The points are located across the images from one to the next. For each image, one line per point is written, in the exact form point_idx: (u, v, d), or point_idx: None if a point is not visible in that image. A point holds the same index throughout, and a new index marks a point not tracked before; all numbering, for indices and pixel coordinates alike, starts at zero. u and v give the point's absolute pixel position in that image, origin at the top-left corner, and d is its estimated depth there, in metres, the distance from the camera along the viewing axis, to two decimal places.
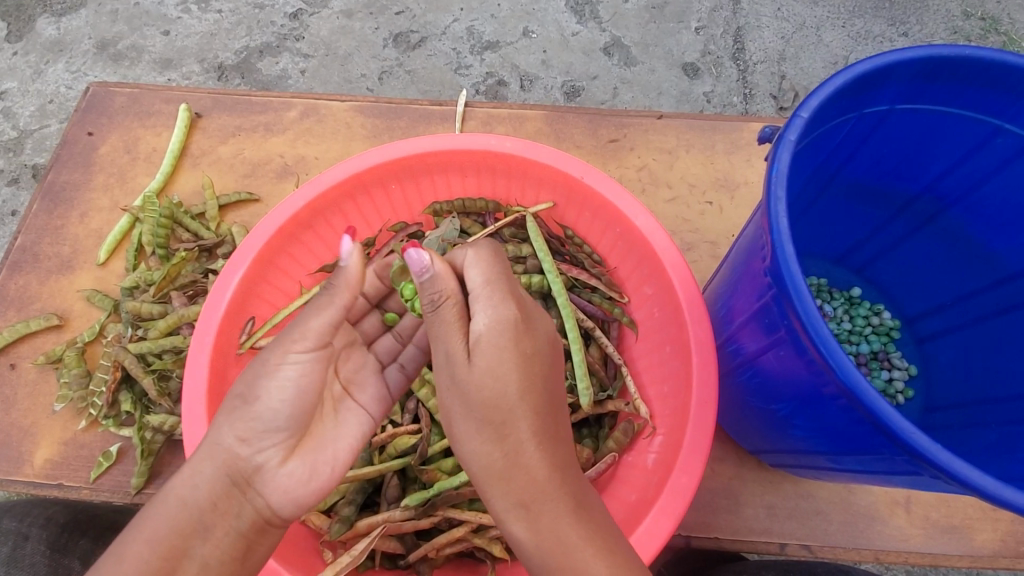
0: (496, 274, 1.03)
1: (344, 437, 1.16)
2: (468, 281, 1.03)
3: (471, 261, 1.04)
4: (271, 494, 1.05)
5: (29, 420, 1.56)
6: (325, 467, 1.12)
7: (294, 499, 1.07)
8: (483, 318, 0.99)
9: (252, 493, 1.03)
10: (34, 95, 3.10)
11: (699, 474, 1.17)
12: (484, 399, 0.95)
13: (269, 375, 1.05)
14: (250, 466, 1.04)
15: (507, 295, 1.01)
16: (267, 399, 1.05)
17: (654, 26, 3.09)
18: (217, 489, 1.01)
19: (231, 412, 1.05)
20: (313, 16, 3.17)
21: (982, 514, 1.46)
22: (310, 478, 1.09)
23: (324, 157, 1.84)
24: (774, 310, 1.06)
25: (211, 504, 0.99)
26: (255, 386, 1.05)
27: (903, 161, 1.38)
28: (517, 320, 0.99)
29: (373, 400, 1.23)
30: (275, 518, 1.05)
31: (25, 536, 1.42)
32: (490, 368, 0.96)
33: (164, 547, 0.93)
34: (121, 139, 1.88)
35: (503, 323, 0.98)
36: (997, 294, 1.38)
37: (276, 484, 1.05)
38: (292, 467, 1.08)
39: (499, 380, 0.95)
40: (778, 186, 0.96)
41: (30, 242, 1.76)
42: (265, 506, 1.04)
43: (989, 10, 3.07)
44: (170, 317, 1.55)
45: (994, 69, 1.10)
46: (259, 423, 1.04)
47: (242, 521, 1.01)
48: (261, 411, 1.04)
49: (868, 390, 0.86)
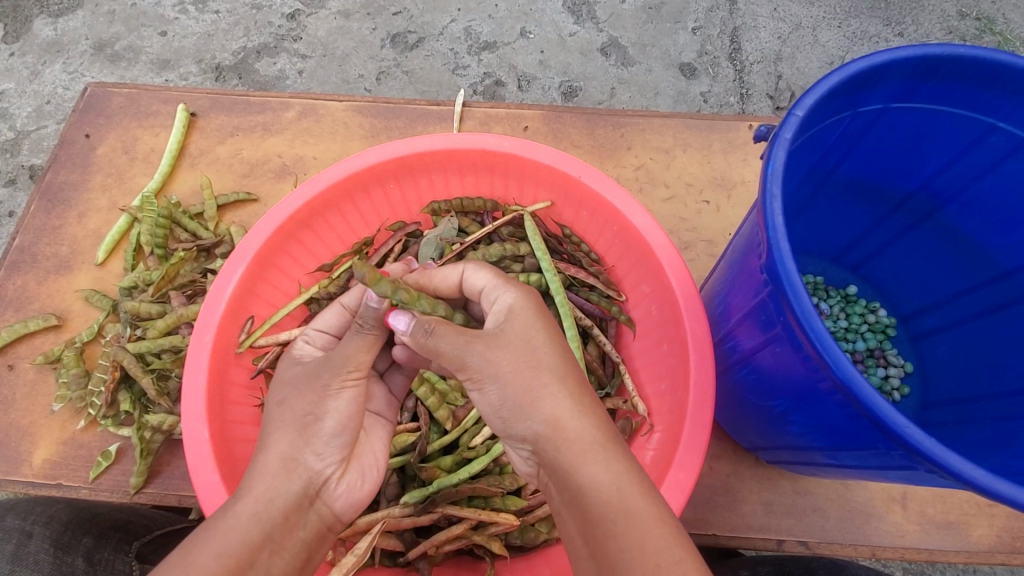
0: (498, 271, 1.14)
1: (377, 441, 1.21)
2: (477, 283, 1.13)
3: (471, 270, 1.13)
4: (334, 502, 1.08)
5: (27, 420, 1.56)
6: (371, 470, 1.16)
7: (352, 503, 1.11)
8: (506, 298, 1.07)
9: (320, 503, 1.05)
10: (30, 96, 3.10)
11: (697, 470, 1.18)
12: (531, 352, 1.00)
13: (332, 395, 1.05)
14: (320, 477, 1.05)
15: (517, 282, 1.12)
16: (331, 416, 1.05)
17: (651, 26, 3.11)
18: (290, 502, 1.00)
19: (301, 431, 1.03)
20: (311, 17, 3.17)
21: (977, 510, 1.47)
22: (363, 483, 1.13)
23: (322, 156, 1.85)
24: (771, 307, 1.07)
25: (283, 517, 0.99)
26: (320, 404, 1.04)
27: (898, 159, 1.39)
28: (535, 295, 1.10)
29: (384, 405, 1.28)
30: (335, 523, 1.08)
31: (29, 534, 1.38)
32: (528, 327, 1.02)
33: (234, 561, 0.91)
34: (119, 140, 1.88)
35: (527, 296, 1.07)
36: (992, 292, 1.39)
37: (338, 494, 1.09)
38: (350, 474, 1.11)
39: (539, 331, 1.02)
40: (773, 184, 0.96)
41: (28, 242, 1.76)
42: (329, 513, 1.07)
43: (984, 10, 3.09)
44: (169, 317, 1.55)
45: (988, 68, 1.11)
46: (326, 436, 1.05)
47: (308, 532, 1.02)
48: (329, 427, 1.05)
49: (863, 385, 0.87)
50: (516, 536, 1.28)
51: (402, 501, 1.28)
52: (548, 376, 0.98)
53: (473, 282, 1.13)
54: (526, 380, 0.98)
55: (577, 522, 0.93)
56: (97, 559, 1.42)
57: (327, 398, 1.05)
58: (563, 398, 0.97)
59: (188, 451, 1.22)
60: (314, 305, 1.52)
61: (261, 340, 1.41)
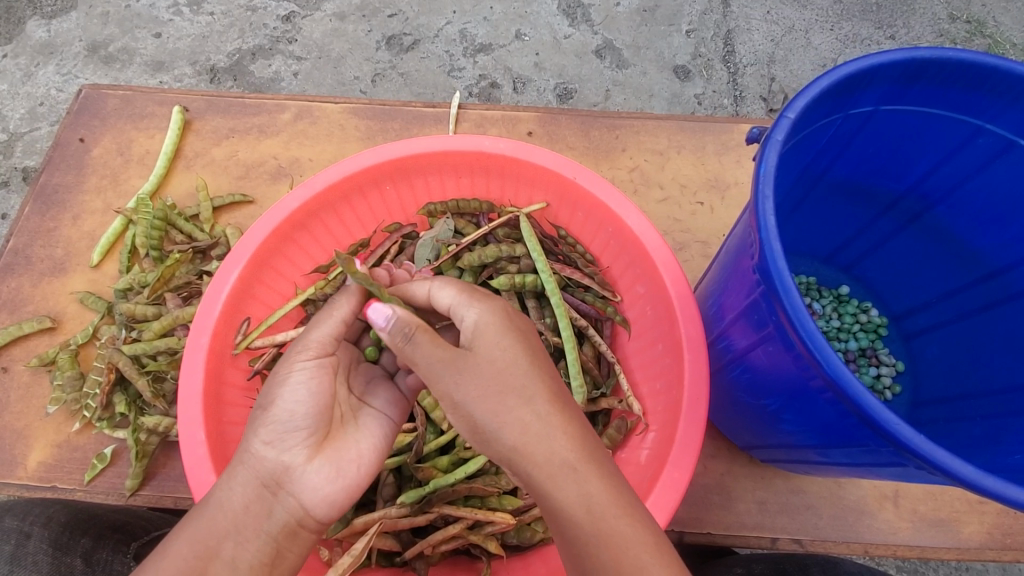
0: (465, 286, 1.12)
1: (366, 438, 1.13)
2: (442, 300, 1.11)
3: (438, 287, 1.13)
4: (303, 494, 1.04)
5: (22, 423, 1.56)
6: (351, 465, 1.09)
7: (325, 498, 1.05)
8: (469, 316, 1.06)
9: (283, 494, 1.03)
10: (24, 98, 3.09)
11: (691, 469, 1.19)
12: (501, 376, 0.98)
13: (282, 382, 1.07)
14: (277, 467, 1.03)
15: (485, 296, 1.10)
16: (282, 403, 1.05)
17: (645, 29, 3.12)
18: (247, 492, 1.02)
19: (255, 422, 1.05)
20: (306, 19, 3.18)
21: (968, 507, 1.48)
22: (337, 477, 1.07)
23: (318, 158, 1.85)
24: (763, 307, 1.08)
25: (242, 507, 1.01)
26: (271, 393, 1.06)
27: (888, 161, 1.41)
28: (502, 308, 1.08)
29: (388, 405, 1.21)
30: (308, 520, 1.05)
31: (26, 535, 1.39)
32: (494, 346, 1.01)
33: (201, 547, 0.96)
34: (114, 142, 1.88)
35: (490, 313, 1.06)
36: (983, 291, 1.41)
37: (307, 484, 1.04)
38: (320, 466, 1.06)
39: (506, 349, 1.01)
40: (766, 185, 0.97)
41: (22, 244, 1.76)
42: (298, 507, 1.03)
43: (975, 13, 3.12)
44: (165, 319, 1.55)
45: (976, 71, 1.12)
46: (279, 425, 1.04)
47: (273, 523, 1.02)
48: (280, 414, 1.04)
49: (854, 384, 0.88)
50: (512, 535, 1.28)
51: (399, 501, 1.28)
52: (541, 379, 0.98)
53: (439, 300, 1.12)
54: (494, 404, 0.96)
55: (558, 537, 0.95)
56: (95, 560, 1.42)
57: (277, 386, 1.07)
58: (530, 417, 0.96)
59: (185, 452, 1.22)
60: (311, 305, 1.52)
61: (258, 341, 1.41)
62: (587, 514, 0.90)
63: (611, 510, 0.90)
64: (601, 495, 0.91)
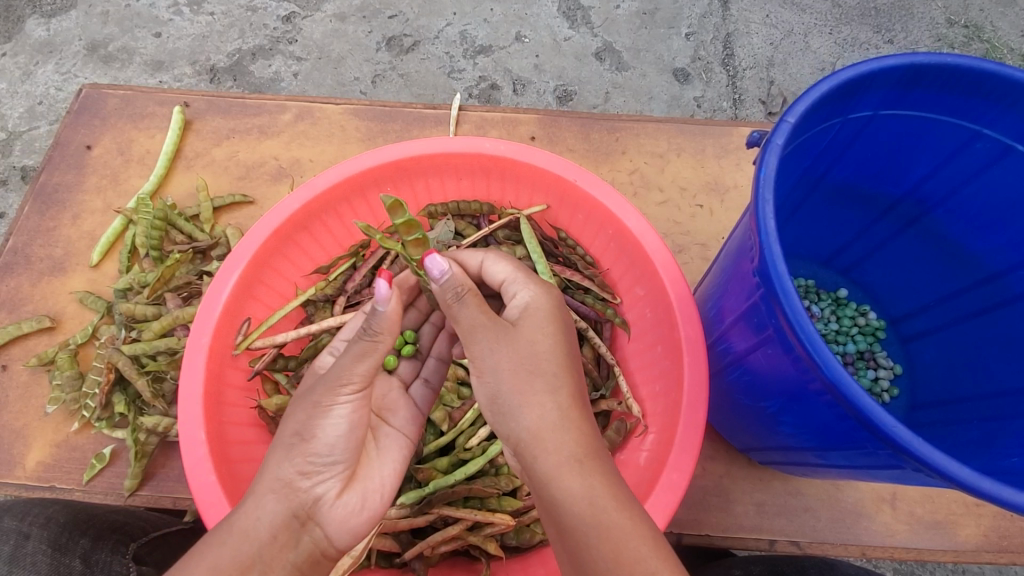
0: (521, 265, 1.16)
1: (389, 464, 1.16)
2: (497, 275, 1.15)
3: (491, 261, 1.16)
4: (329, 525, 1.03)
5: (21, 422, 1.55)
6: (375, 496, 1.11)
7: (350, 529, 1.05)
8: (524, 294, 1.10)
9: (312, 526, 1.01)
10: (23, 97, 3.09)
11: (690, 471, 1.19)
12: (534, 358, 1.01)
13: (322, 412, 1.02)
14: (309, 498, 1.01)
15: (537, 279, 1.14)
16: (321, 435, 1.02)
17: (645, 32, 3.13)
18: (277, 522, 0.98)
19: (289, 449, 1.01)
20: (306, 19, 3.18)
21: (965, 510, 1.49)
22: (364, 509, 1.08)
23: (319, 159, 1.85)
24: (762, 309, 1.08)
25: (271, 538, 0.97)
26: (310, 423, 1.02)
27: (887, 165, 1.41)
28: (554, 295, 1.12)
29: (407, 422, 1.24)
30: (331, 549, 1.04)
31: (25, 536, 1.37)
32: (537, 330, 1.03)
33: None
34: (114, 141, 1.88)
35: (546, 295, 1.09)
36: (980, 294, 1.42)
37: (335, 515, 1.03)
38: (349, 498, 1.06)
39: (547, 336, 1.03)
40: (766, 188, 0.98)
41: (22, 243, 1.76)
42: (322, 538, 1.02)
43: (973, 18, 3.14)
44: (165, 319, 1.55)
45: (974, 77, 1.13)
46: (315, 457, 1.02)
47: (300, 554, 0.99)
48: (317, 446, 1.02)
49: (853, 386, 0.89)
50: (511, 536, 1.29)
51: (399, 502, 1.28)
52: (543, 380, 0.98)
53: (493, 274, 1.15)
54: (520, 382, 0.99)
55: (553, 528, 0.95)
56: (94, 560, 1.41)
57: (315, 416, 1.02)
58: (551, 407, 0.98)
59: (185, 452, 1.22)
60: (311, 306, 1.52)
61: (258, 342, 1.41)
62: (588, 515, 0.90)
63: (612, 505, 0.90)
64: (607, 489, 0.91)
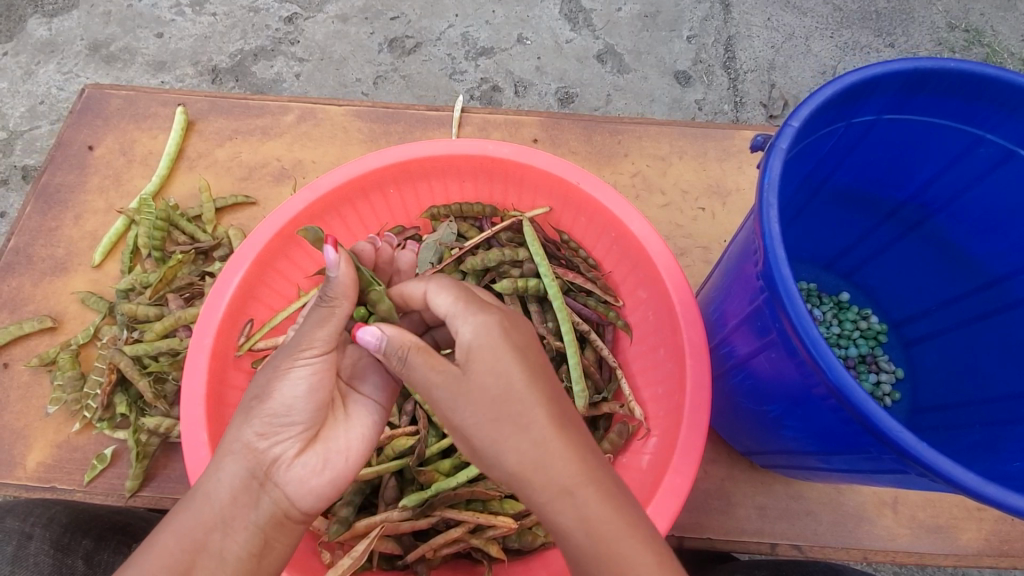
0: (464, 292, 1.05)
1: (356, 427, 1.12)
2: (439, 307, 1.04)
3: (434, 290, 1.05)
4: (288, 485, 1.03)
5: (22, 423, 1.55)
6: (338, 457, 1.08)
7: (311, 491, 1.04)
8: (468, 328, 1.00)
9: (271, 486, 1.02)
10: (25, 96, 3.09)
11: (692, 474, 1.19)
12: (495, 401, 0.94)
13: (281, 375, 1.02)
14: (267, 458, 1.02)
15: (484, 306, 1.03)
16: (280, 397, 1.02)
17: (647, 35, 3.14)
18: (236, 484, 1.00)
19: (248, 411, 1.02)
20: (308, 21, 3.18)
21: (967, 514, 1.49)
22: (324, 470, 1.06)
23: (321, 161, 1.85)
24: (766, 314, 1.08)
25: (231, 499, 0.99)
26: (268, 384, 1.02)
27: (890, 169, 1.42)
28: (499, 322, 1.01)
29: (377, 389, 1.19)
30: (293, 511, 1.03)
31: (28, 536, 1.39)
32: (488, 372, 0.95)
33: (188, 541, 0.96)
34: (116, 142, 1.88)
35: (489, 325, 0.99)
36: (982, 298, 1.42)
37: (293, 477, 1.03)
38: (308, 458, 1.05)
39: (500, 375, 0.95)
40: (770, 192, 0.98)
41: (24, 243, 1.76)
42: (283, 499, 1.02)
43: (973, 22, 3.14)
44: (167, 320, 1.55)
45: (977, 82, 1.13)
46: (275, 418, 1.02)
47: (260, 514, 1.00)
48: (275, 407, 1.02)
49: (857, 391, 0.88)
50: (513, 540, 1.28)
51: (400, 505, 1.28)
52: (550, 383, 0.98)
53: (436, 305, 1.05)
54: (490, 429, 0.93)
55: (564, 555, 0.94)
56: (96, 561, 1.42)
57: (274, 379, 1.02)
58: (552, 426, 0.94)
59: (187, 454, 1.22)
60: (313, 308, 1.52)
61: (260, 344, 1.43)
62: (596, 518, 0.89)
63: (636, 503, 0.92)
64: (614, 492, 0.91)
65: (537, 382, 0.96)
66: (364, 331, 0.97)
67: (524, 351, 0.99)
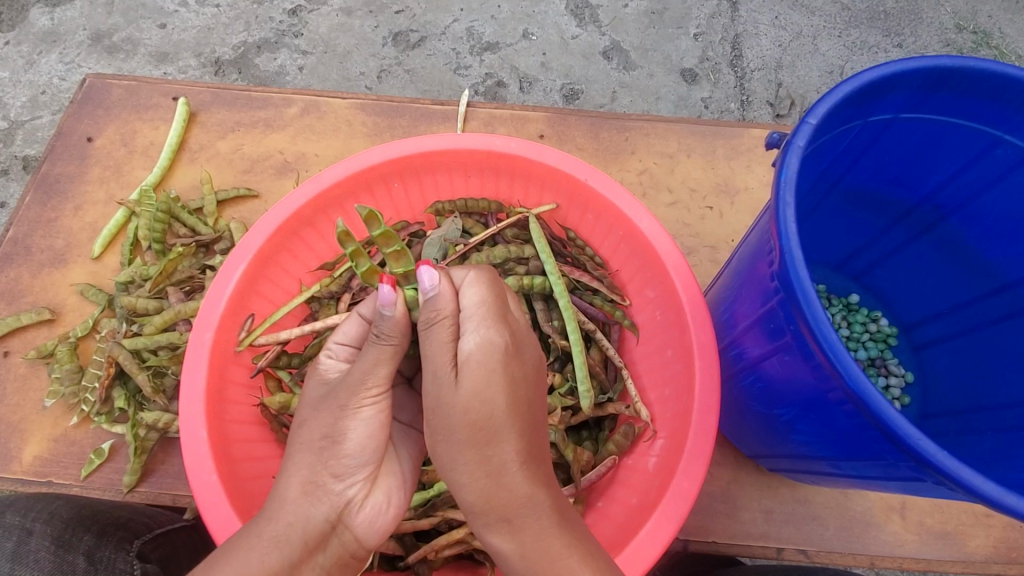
0: (496, 298, 0.98)
1: (406, 460, 1.11)
2: (463, 301, 0.97)
3: (470, 281, 0.98)
4: (358, 527, 0.96)
5: (17, 416, 1.53)
6: (399, 493, 1.04)
7: (378, 529, 0.99)
8: (473, 338, 0.93)
9: (342, 528, 0.94)
10: (25, 86, 3.06)
11: (701, 477, 1.17)
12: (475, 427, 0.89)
13: (349, 416, 0.96)
14: (339, 500, 0.94)
15: (501, 321, 0.96)
16: (351, 435, 0.96)
17: (653, 31, 3.11)
18: (309, 527, 0.91)
19: (317, 452, 0.94)
20: (312, 13, 3.15)
21: (975, 521, 1.48)
22: (389, 505, 1.01)
23: (325, 154, 1.83)
24: (780, 315, 1.06)
25: (303, 543, 0.90)
26: (338, 423, 0.96)
27: (905, 170, 1.39)
28: (510, 347, 0.94)
29: (415, 417, 1.21)
30: (361, 551, 0.96)
31: (29, 532, 1.30)
32: (475, 397, 0.90)
33: None
34: (117, 132, 1.86)
35: (492, 348, 0.92)
36: (994, 303, 1.40)
37: (364, 517, 0.97)
38: (376, 496, 0.99)
39: (485, 402, 0.90)
40: (787, 191, 0.96)
41: (22, 234, 1.73)
42: (353, 540, 0.95)
43: (981, 24, 3.12)
44: (166, 313, 1.52)
45: (995, 81, 1.11)
46: (346, 457, 0.96)
47: (328, 557, 0.92)
48: (347, 446, 0.96)
49: (875, 397, 0.86)
50: None
51: None
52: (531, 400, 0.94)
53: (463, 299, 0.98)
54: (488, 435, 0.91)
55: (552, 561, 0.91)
56: (98, 558, 1.31)
57: (344, 418, 0.96)
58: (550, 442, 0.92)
59: (186, 451, 1.19)
60: (315, 303, 1.49)
61: (260, 339, 1.37)
62: None
63: None
64: None
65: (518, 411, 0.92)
66: (427, 271, 0.96)
67: (517, 380, 0.94)
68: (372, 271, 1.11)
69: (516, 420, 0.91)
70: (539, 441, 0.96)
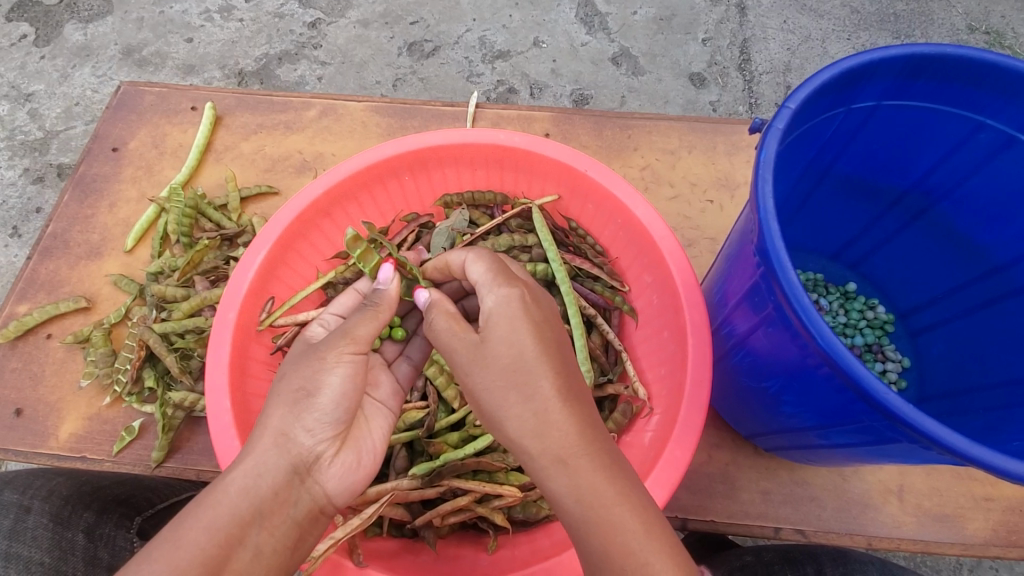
0: (497, 265, 1.12)
1: (377, 428, 1.19)
2: (472, 275, 1.13)
3: (473, 260, 1.14)
4: (326, 482, 1.06)
5: (55, 397, 1.64)
6: (369, 455, 1.15)
7: (347, 486, 1.09)
8: (490, 298, 1.07)
9: (311, 482, 1.04)
10: (59, 98, 3.23)
11: (693, 447, 1.23)
12: (514, 367, 1.00)
13: (328, 370, 1.07)
14: (311, 454, 1.04)
15: (511, 279, 1.10)
16: (327, 392, 1.06)
17: (662, 37, 3.19)
18: (280, 478, 0.99)
19: (294, 404, 1.03)
20: (331, 25, 3.29)
21: (973, 504, 1.51)
22: (356, 464, 1.11)
23: (341, 153, 1.93)
24: (763, 289, 1.12)
25: (273, 494, 0.98)
26: (316, 377, 1.06)
27: (893, 156, 1.45)
28: (526, 298, 1.07)
29: (389, 396, 1.25)
30: (329, 506, 1.06)
31: (26, 509, 1.43)
32: (503, 342, 1.02)
33: (222, 536, 0.91)
34: (149, 135, 1.98)
35: (509, 300, 1.05)
36: (986, 285, 1.44)
37: (332, 474, 1.07)
38: (344, 456, 1.09)
39: (514, 345, 1.01)
40: (765, 169, 1.02)
41: (61, 229, 1.85)
42: (321, 495, 1.05)
43: (993, 25, 3.14)
44: (193, 300, 1.63)
45: (974, 67, 1.16)
46: (319, 413, 1.05)
47: (299, 510, 1.01)
48: (325, 403, 1.06)
49: (847, 356, 0.92)
50: (518, 510, 1.32)
51: (411, 474, 1.33)
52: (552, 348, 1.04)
53: (470, 274, 1.13)
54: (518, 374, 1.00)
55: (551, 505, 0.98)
56: (98, 534, 1.48)
57: (323, 372, 1.06)
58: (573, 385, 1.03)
59: (211, 419, 1.28)
60: (331, 289, 1.59)
61: (281, 320, 1.46)
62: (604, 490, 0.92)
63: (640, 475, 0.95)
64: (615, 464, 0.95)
65: (548, 354, 1.02)
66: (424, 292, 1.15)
67: (539, 326, 1.04)
68: (368, 249, 1.28)
69: (548, 360, 1.01)
70: (580, 384, 1.04)
